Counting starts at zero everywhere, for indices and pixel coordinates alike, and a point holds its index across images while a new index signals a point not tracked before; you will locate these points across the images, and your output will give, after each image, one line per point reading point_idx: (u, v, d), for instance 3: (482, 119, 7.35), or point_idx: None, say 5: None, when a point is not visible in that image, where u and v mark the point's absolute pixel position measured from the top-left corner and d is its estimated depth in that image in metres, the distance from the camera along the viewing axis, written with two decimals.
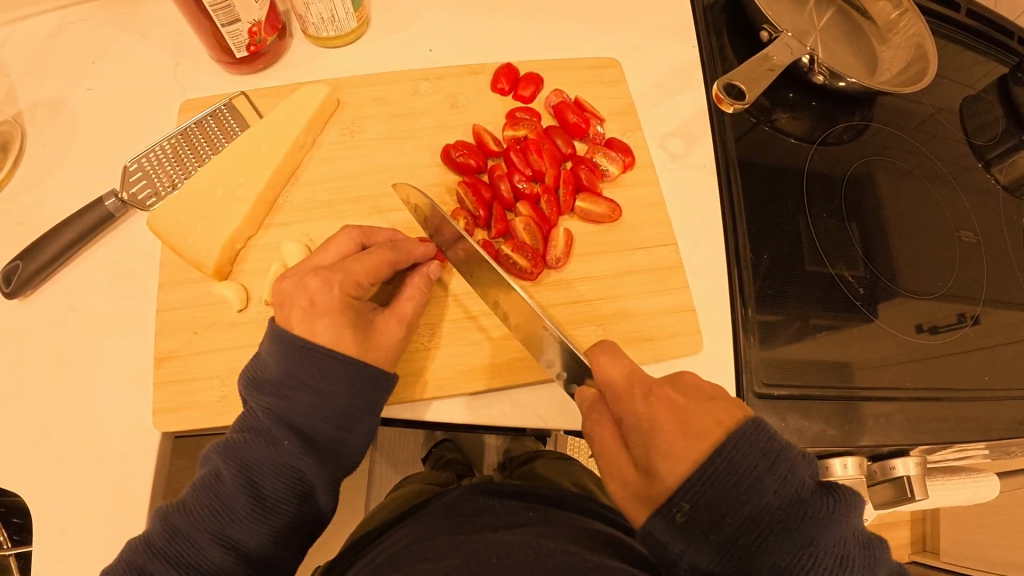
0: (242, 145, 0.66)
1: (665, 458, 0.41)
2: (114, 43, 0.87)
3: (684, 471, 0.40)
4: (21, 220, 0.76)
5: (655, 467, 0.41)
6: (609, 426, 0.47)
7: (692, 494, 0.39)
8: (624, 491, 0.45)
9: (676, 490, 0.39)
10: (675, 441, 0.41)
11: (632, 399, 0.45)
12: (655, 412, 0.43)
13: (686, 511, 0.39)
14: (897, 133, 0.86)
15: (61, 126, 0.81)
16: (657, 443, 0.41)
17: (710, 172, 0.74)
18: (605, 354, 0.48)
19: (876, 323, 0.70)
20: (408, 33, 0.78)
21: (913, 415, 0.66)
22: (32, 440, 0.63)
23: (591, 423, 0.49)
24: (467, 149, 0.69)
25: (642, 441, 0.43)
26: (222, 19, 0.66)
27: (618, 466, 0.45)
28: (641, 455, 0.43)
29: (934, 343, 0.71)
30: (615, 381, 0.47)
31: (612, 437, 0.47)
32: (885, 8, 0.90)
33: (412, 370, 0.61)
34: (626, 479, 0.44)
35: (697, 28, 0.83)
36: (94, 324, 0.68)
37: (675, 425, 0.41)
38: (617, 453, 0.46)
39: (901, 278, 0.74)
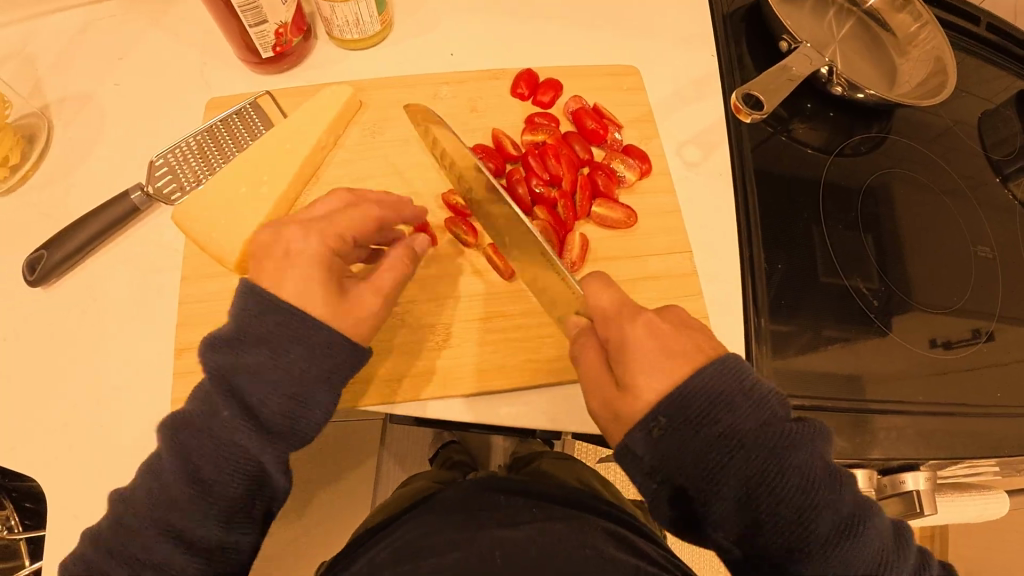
0: (264, 141, 0.67)
1: (641, 375, 0.45)
2: (142, 40, 0.89)
3: (663, 387, 0.45)
4: (48, 210, 0.78)
5: (633, 380, 0.46)
6: (596, 352, 0.51)
7: (667, 408, 0.43)
8: (604, 407, 0.49)
9: (655, 406, 0.44)
10: (656, 359, 0.46)
11: (620, 322, 0.48)
12: (640, 333, 0.47)
13: (663, 423, 0.44)
14: (915, 145, 0.86)
15: (88, 121, 0.83)
16: (637, 361, 0.46)
17: (726, 181, 0.75)
18: (598, 282, 0.51)
19: (889, 337, 0.70)
20: (429, 37, 0.80)
21: (925, 429, 0.66)
22: (54, 425, 0.65)
23: (577, 348, 0.53)
24: (485, 152, 0.70)
25: (619, 358, 0.48)
26: (250, 19, 0.67)
27: (601, 383, 0.49)
28: (621, 369, 0.47)
29: (947, 359, 0.71)
30: (604, 307, 0.50)
31: (594, 358, 0.51)
32: (905, 21, 0.91)
33: (425, 369, 0.61)
34: (607, 397, 0.48)
35: (716, 37, 0.83)
36: (117, 314, 0.70)
37: (655, 350, 0.46)
38: (593, 370, 0.50)
39: (916, 292, 0.74)
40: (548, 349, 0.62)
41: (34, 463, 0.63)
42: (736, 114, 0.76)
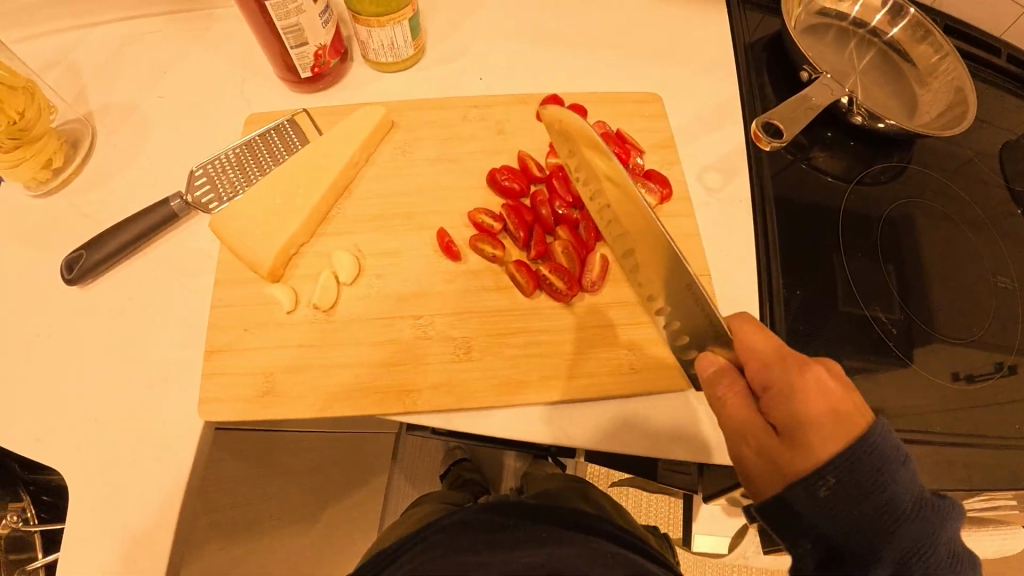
0: (300, 157, 0.71)
1: (815, 429, 0.45)
2: (185, 55, 0.94)
3: (832, 448, 0.44)
4: (89, 213, 0.82)
5: (803, 438, 0.46)
6: (741, 395, 0.50)
7: (837, 468, 0.43)
8: (754, 454, 0.49)
9: (823, 465, 0.44)
10: (824, 418, 0.45)
11: (785, 370, 0.48)
12: (809, 385, 0.47)
13: (830, 484, 0.43)
14: (936, 176, 0.86)
15: (131, 129, 0.88)
16: (809, 414, 0.46)
17: (745, 207, 0.76)
18: (750, 327, 0.51)
19: (910, 368, 0.70)
20: (459, 62, 0.83)
21: (940, 458, 0.66)
22: (85, 419, 0.68)
23: (720, 390, 0.52)
24: (511, 173, 0.71)
25: (784, 406, 0.47)
26: (292, 41, 0.71)
27: (753, 431, 0.49)
28: (786, 422, 0.47)
29: (971, 392, 0.70)
30: (764, 354, 0.50)
31: (742, 404, 0.50)
32: (926, 52, 0.92)
33: (444, 380, 0.63)
34: (767, 448, 0.48)
35: (737, 67, 0.85)
36: (150, 315, 0.73)
37: (826, 405, 0.46)
38: (743, 416, 0.50)
39: (936, 322, 0.74)
40: (567, 365, 0.64)
41: (64, 454, 0.66)
42: (757, 142, 0.78)
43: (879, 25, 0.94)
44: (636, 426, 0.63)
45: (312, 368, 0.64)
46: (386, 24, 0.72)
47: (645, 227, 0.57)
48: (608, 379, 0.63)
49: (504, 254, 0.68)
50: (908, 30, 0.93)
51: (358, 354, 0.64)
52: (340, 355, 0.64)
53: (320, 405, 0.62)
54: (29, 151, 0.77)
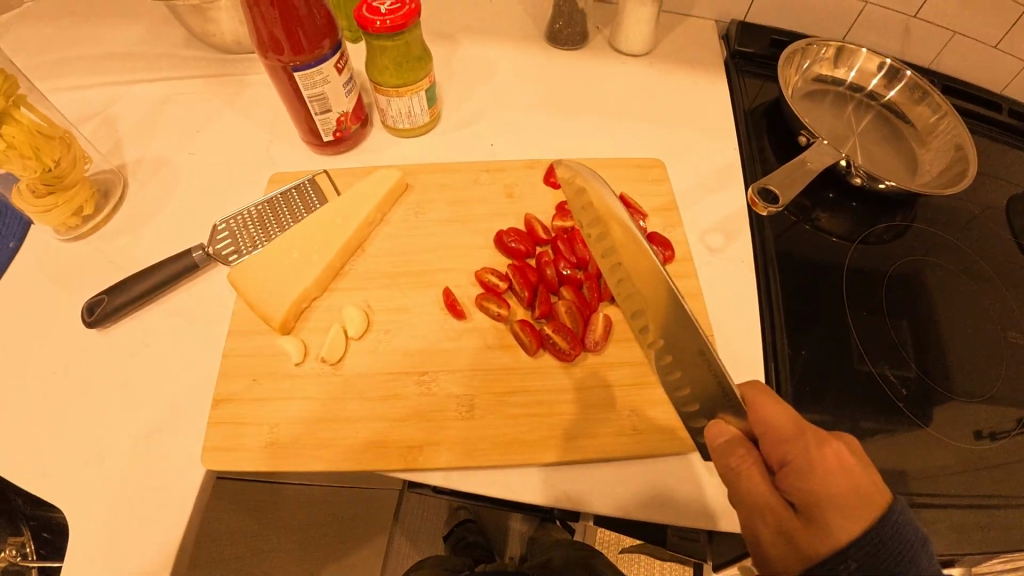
0: (319, 216, 0.74)
1: (836, 507, 0.44)
2: (217, 116, 1.01)
3: (854, 529, 0.43)
4: (114, 259, 0.86)
5: (824, 518, 0.44)
6: (756, 466, 0.49)
7: (861, 553, 0.41)
8: (771, 530, 0.47)
9: (846, 548, 0.42)
10: (847, 497, 0.44)
11: (803, 445, 0.47)
12: (829, 460, 0.46)
13: (853, 570, 0.41)
14: (942, 233, 0.87)
15: (160, 182, 0.94)
16: (829, 492, 0.44)
17: (749, 269, 0.77)
18: (765, 396, 0.51)
19: (926, 429, 0.68)
20: (472, 128, 0.89)
21: (962, 523, 0.63)
22: (85, 464, 0.68)
23: (733, 461, 0.50)
24: (518, 235, 0.74)
25: (802, 482, 0.46)
26: (316, 108, 0.77)
27: (768, 506, 0.47)
28: (805, 500, 0.46)
29: (992, 452, 0.68)
30: (780, 427, 0.49)
31: (758, 476, 0.48)
32: (924, 113, 0.95)
33: (446, 438, 0.62)
34: (784, 525, 0.46)
35: (738, 133, 0.90)
36: (163, 361, 0.75)
37: (847, 481, 0.45)
38: (758, 489, 0.48)
39: (950, 380, 0.72)
40: (571, 425, 0.63)
41: (61, 498, 0.66)
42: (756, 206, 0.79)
43: (876, 89, 0.98)
44: (640, 490, 0.62)
45: (312, 420, 0.64)
46: (405, 94, 0.78)
47: (656, 289, 0.55)
48: (611, 440, 0.63)
49: (509, 313, 0.69)
50: (904, 92, 0.97)
51: (362, 408, 0.64)
52: (344, 409, 0.65)
53: (320, 458, 0.62)
54: (60, 198, 0.82)
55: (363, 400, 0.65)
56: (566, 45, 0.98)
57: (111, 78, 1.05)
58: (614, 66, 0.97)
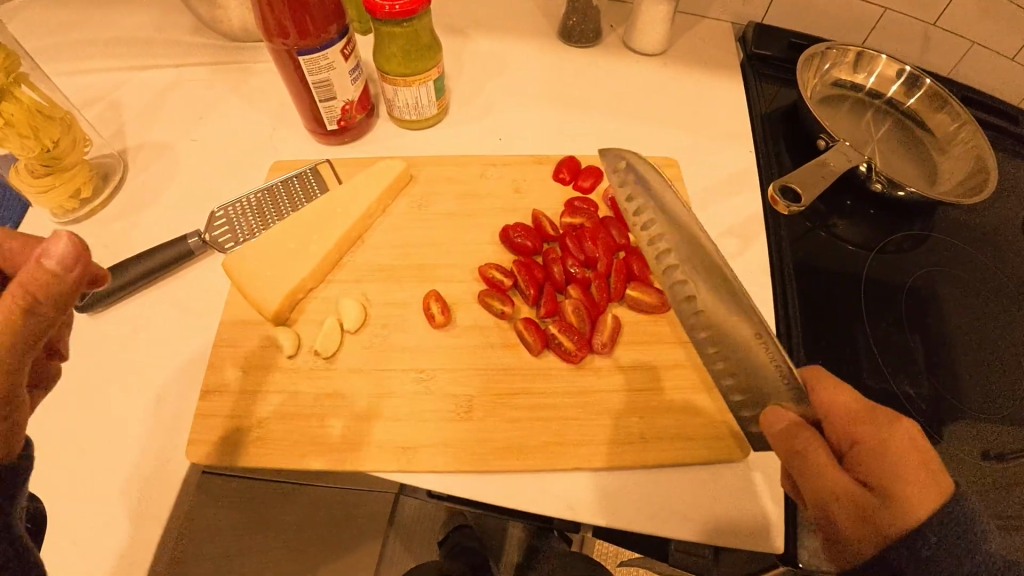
0: (318, 206, 0.71)
1: (911, 481, 0.43)
2: (223, 103, 1.00)
3: (931, 502, 0.41)
4: (108, 244, 0.84)
5: (898, 493, 0.43)
6: (823, 446, 0.47)
7: (941, 524, 0.40)
8: (844, 510, 0.44)
9: (924, 521, 0.40)
10: (917, 470, 0.43)
11: (872, 423, 0.47)
12: (899, 438, 0.45)
13: (931, 543, 0.39)
14: (959, 244, 0.84)
15: (160, 168, 0.92)
16: (902, 468, 0.44)
17: (764, 274, 0.74)
18: (831, 382, 0.51)
19: (939, 445, 0.65)
20: (481, 123, 0.86)
21: None
22: (63, 456, 0.65)
23: (800, 442, 0.47)
24: (525, 230, 0.71)
25: (873, 460, 0.45)
26: (321, 96, 0.75)
27: (839, 484, 0.44)
28: (876, 479, 0.45)
29: (1003, 475, 0.63)
30: (848, 408, 0.49)
31: (827, 455, 0.46)
32: (943, 121, 0.92)
33: (446, 440, 0.59)
34: (861, 505, 0.43)
35: (753, 136, 0.88)
36: (152, 350, 0.73)
37: (918, 458, 0.44)
38: (829, 467, 0.45)
39: (965, 398, 0.69)
40: (576, 431, 0.60)
41: (40, 489, 0.63)
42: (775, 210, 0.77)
43: (895, 96, 0.96)
44: (647, 500, 0.58)
45: (305, 415, 0.62)
46: (413, 84, 0.76)
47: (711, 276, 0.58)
48: (618, 446, 0.60)
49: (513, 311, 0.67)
50: (923, 100, 0.94)
51: (357, 406, 0.62)
52: (338, 407, 0.62)
53: (311, 456, 0.59)
54: (59, 178, 0.80)
55: (357, 398, 0.62)
56: (580, 42, 0.96)
57: (115, 62, 1.03)
58: (627, 64, 0.95)
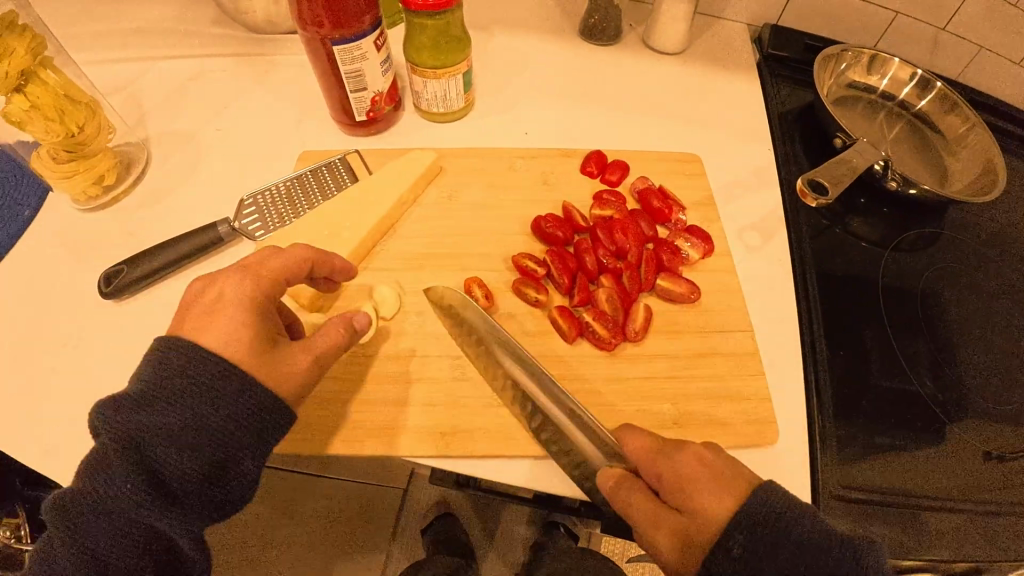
0: (350, 194, 0.73)
1: (700, 491, 0.48)
2: (247, 94, 1.00)
3: (719, 509, 0.46)
4: (134, 231, 0.85)
5: (695, 508, 0.48)
6: (642, 492, 0.52)
7: (739, 525, 0.45)
8: (673, 542, 0.48)
9: (727, 525, 0.45)
10: (702, 485, 0.48)
11: (661, 457, 0.52)
12: (689, 460, 0.50)
13: (739, 544, 0.44)
14: (968, 244, 0.85)
15: (185, 157, 0.93)
16: (688, 485, 0.49)
17: (785, 268, 0.76)
18: (628, 429, 0.55)
19: (945, 442, 0.66)
20: (506, 117, 0.88)
21: (991, 532, 0.62)
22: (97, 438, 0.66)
23: (625, 496, 0.52)
24: (556, 221, 0.73)
25: (672, 486, 0.50)
26: (351, 86, 0.76)
27: (656, 519, 0.49)
28: (680, 499, 0.49)
29: (1005, 474, 0.65)
30: (638, 451, 0.54)
31: (646, 500, 0.51)
32: (954, 124, 0.94)
33: (481, 425, 0.61)
34: (670, 523, 0.48)
35: (772, 134, 0.89)
36: None
37: (703, 472, 0.49)
38: (650, 509, 0.50)
39: (972, 395, 0.70)
40: (606, 417, 0.62)
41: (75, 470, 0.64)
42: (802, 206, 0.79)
43: (907, 99, 0.98)
44: None
45: (341, 399, 0.63)
46: (442, 77, 0.77)
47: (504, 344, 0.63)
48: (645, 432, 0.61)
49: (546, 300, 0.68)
50: (934, 102, 0.96)
51: (392, 391, 0.63)
52: (372, 392, 0.63)
53: (346, 439, 0.61)
54: (82, 166, 0.81)
55: (392, 383, 0.63)
56: (600, 40, 0.98)
57: (139, 51, 1.04)
58: (649, 62, 0.97)
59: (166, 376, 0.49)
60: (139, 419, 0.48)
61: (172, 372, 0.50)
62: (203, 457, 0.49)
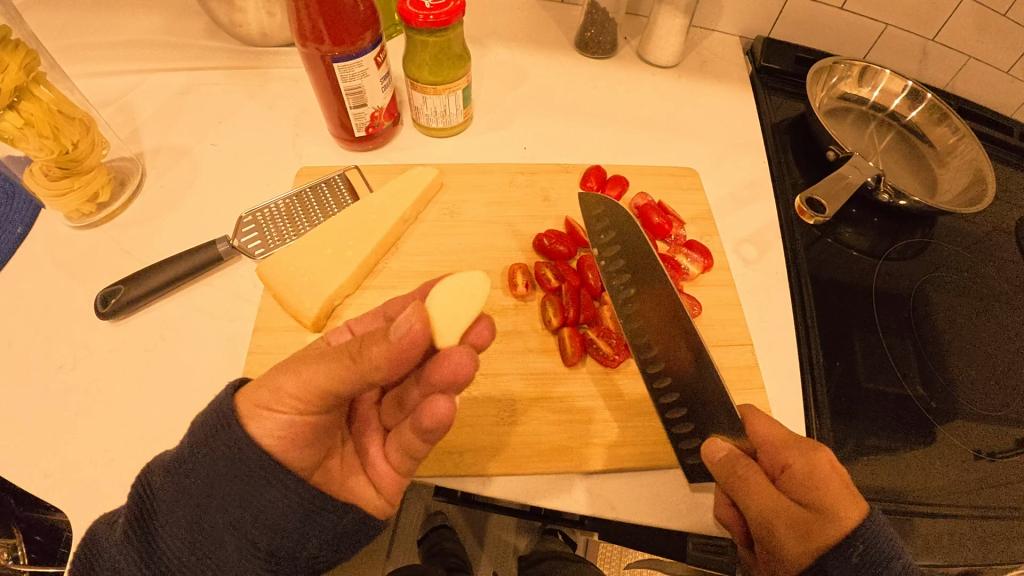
0: (352, 212, 0.73)
1: (833, 495, 0.49)
2: (241, 109, 1.00)
3: (846, 519, 0.47)
4: (129, 249, 0.84)
5: (821, 509, 0.49)
6: (762, 477, 0.52)
7: (863, 536, 0.46)
8: (788, 529, 0.50)
9: (852, 533, 0.46)
10: (837, 488, 0.49)
11: (793, 451, 0.53)
12: (824, 462, 0.51)
13: (859, 552, 0.45)
14: (957, 252, 0.87)
15: (182, 172, 0.92)
16: (821, 485, 0.50)
17: (782, 281, 0.77)
18: (758, 416, 0.57)
19: (934, 444, 0.68)
20: (504, 132, 0.88)
21: (984, 534, 0.63)
22: (93, 462, 0.65)
23: (740, 471, 0.53)
24: (558, 237, 0.74)
25: (802, 484, 0.51)
26: (351, 102, 0.76)
27: (776, 506, 0.51)
28: (805, 497, 0.50)
29: (993, 473, 0.67)
30: (770, 438, 0.55)
31: (766, 484, 0.52)
32: (944, 134, 0.96)
33: (488, 443, 0.61)
34: (794, 514, 0.50)
35: (767, 146, 0.91)
36: (179, 356, 0.73)
37: (839, 479, 0.50)
38: (767, 493, 0.51)
39: (960, 399, 0.72)
40: (612, 433, 0.63)
41: (69, 496, 0.63)
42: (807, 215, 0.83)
43: (898, 110, 1.00)
44: (680, 500, 0.61)
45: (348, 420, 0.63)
46: (442, 92, 0.77)
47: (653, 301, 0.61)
48: (650, 448, 0.62)
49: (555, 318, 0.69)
50: (924, 113, 0.98)
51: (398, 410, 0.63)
52: None
53: (353, 460, 0.60)
54: (75, 183, 0.80)
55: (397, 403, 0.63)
56: (596, 54, 0.99)
57: (130, 64, 1.03)
58: (643, 75, 0.98)
59: (212, 441, 0.50)
60: (206, 454, 0.50)
61: (218, 439, 0.50)
62: (266, 508, 0.51)
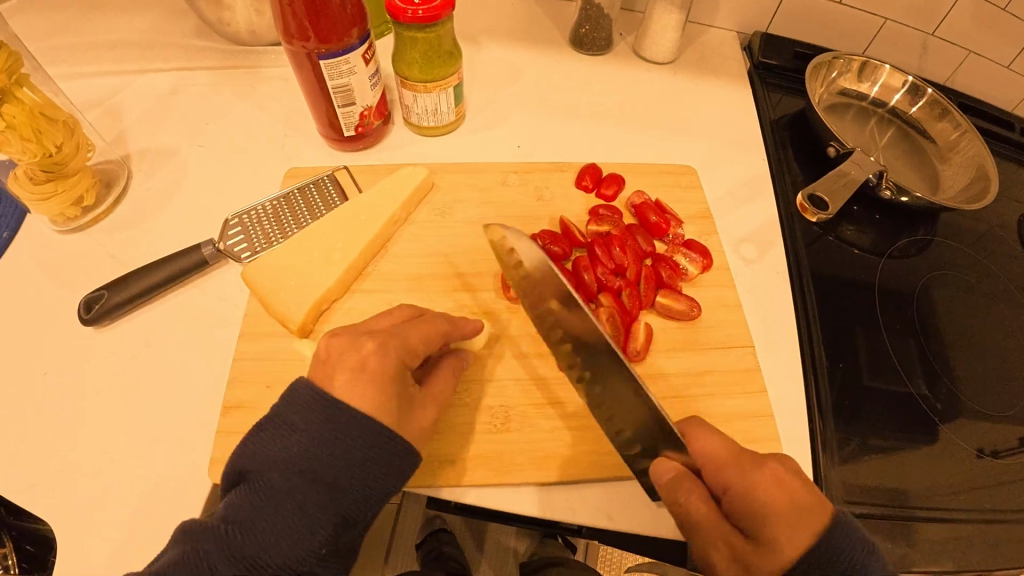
0: (341, 213, 0.71)
1: (775, 522, 0.45)
2: (230, 110, 0.98)
3: (789, 549, 0.44)
4: (115, 253, 0.82)
5: (765, 539, 0.46)
6: (705, 501, 0.49)
7: (806, 566, 0.44)
8: (727, 560, 0.47)
9: (794, 563, 0.44)
10: (780, 513, 0.46)
11: (737, 470, 0.49)
12: (767, 482, 0.47)
13: None
14: (959, 248, 0.85)
15: (168, 174, 0.90)
16: (760, 510, 0.47)
17: (783, 280, 0.75)
18: (698, 429, 0.52)
19: (939, 444, 0.66)
20: (498, 131, 0.86)
21: (992, 538, 0.61)
22: (73, 474, 0.63)
23: (681, 496, 0.50)
24: (552, 237, 0.72)
25: (745, 509, 0.48)
26: (339, 101, 0.74)
27: (719, 534, 0.48)
28: (749, 524, 0.47)
29: (1000, 472, 0.65)
30: (715, 455, 0.51)
31: (707, 509, 0.49)
32: (945, 129, 0.95)
33: (480, 451, 0.59)
34: (734, 544, 0.47)
35: (766, 142, 0.89)
36: (164, 363, 0.71)
37: (784, 501, 0.46)
38: (710, 521, 0.48)
39: (965, 396, 0.70)
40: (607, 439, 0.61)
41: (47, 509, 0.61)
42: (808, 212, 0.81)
43: (899, 105, 0.98)
44: None
45: None
46: (433, 90, 0.75)
47: None
48: None
49: None
50: (926, 108, 0.96)
51: None
52: None
53: None
54: (60, 186, 0.78)
55: None
56: (592, 50, 0.97)
57: (116, 64, 1.01)
58: (640, 72, 0.96)
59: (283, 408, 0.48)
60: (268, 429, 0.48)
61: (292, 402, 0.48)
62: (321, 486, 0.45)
